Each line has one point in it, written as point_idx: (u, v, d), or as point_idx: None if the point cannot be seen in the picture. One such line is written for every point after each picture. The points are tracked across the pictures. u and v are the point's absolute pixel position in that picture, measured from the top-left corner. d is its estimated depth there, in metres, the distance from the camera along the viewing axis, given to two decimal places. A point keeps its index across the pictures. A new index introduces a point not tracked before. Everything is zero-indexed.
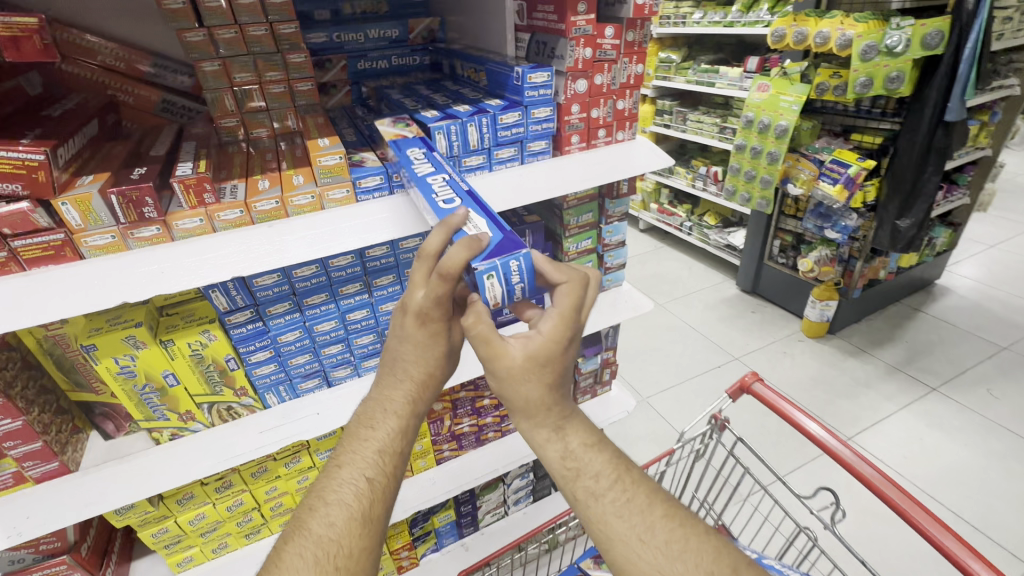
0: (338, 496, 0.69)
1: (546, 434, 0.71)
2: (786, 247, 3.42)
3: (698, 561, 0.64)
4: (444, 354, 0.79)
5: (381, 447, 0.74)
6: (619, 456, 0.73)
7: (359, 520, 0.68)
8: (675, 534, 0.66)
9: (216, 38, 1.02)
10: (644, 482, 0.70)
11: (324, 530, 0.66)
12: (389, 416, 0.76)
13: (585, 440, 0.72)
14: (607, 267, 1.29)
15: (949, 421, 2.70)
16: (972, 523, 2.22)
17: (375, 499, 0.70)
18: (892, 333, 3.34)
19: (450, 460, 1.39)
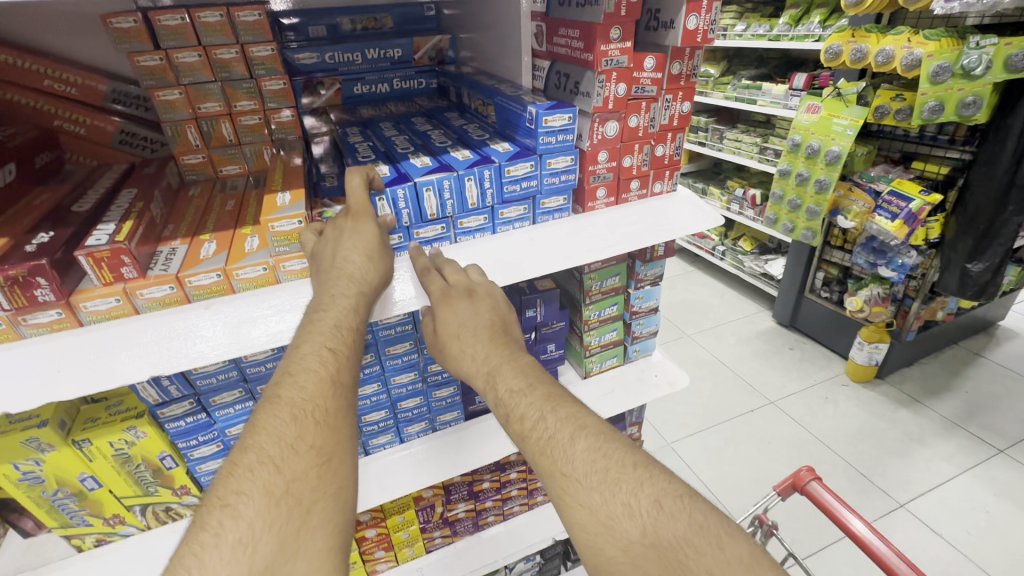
0: (302, 361, 0.57)
1: (482, 385, 0.66)
2: (830, 280, 3.13)
3: (616, 491, 0.51)
4: (381, 244, 0.70)
5: (337, 321, 0.62)
6: (551, 394, 0.60)
7: (330, 383, 0.57)
8: (596, 463, 0.53)
9: (175, 63, 0.85)
10: (571, 418, 0.57)
11: (291, 389, 0.55)
12: (340, 295, 0.64)
13: (512, 386, 0.62)
14: (635, 336, 1.08)
15: (1019, 491, 2.36)
16: None
17: (342, 361, 0.59)
18: (949, 381, 3.00)
19: (441, 547, 1.20)
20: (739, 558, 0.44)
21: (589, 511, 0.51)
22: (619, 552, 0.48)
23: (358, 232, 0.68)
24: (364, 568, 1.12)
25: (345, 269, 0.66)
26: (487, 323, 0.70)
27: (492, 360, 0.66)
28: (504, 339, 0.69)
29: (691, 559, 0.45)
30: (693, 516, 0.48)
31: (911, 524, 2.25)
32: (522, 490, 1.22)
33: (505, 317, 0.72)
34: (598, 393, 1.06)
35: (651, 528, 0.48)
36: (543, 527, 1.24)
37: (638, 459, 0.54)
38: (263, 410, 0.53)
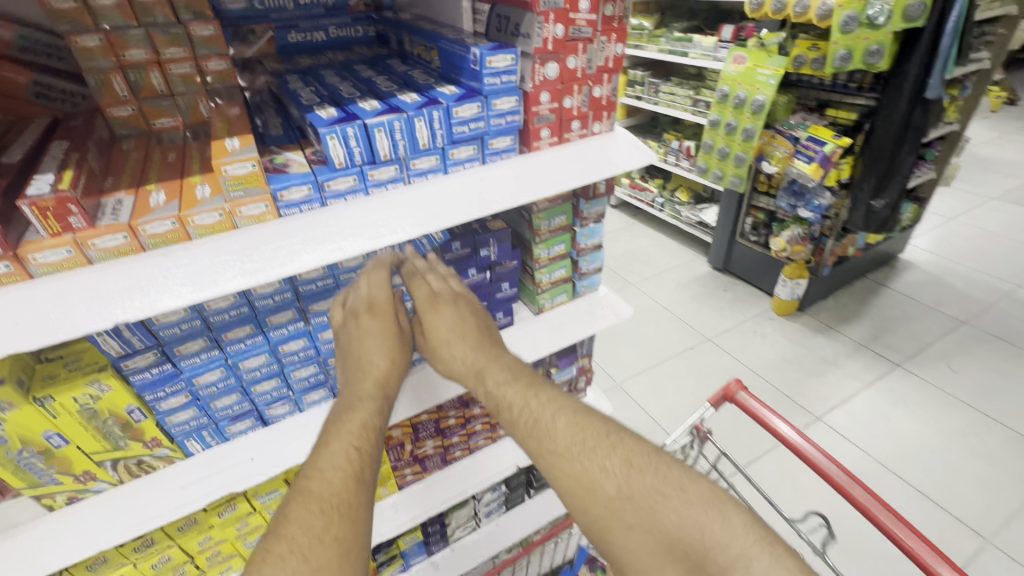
0: (327, 458, 0.66)
1: (472, 382, 0.82)
2: (758, 224, 3.39)
3: (593, 457, 0.67)
4: (398, 339, 0.83)
5: (364, 422, 0.72)
6: (530, 383, 0.78)
7: (354, 478, 0.65)
8: (575, 438, 0.69)
9: (91, 6, 0.79)
10: (550, 401, 0.74)
11: (320, 485, 0.63)
12: (366, 397, 0.76)
13: (498, 378, 0.79)
14: (583, 272, 1.16)
15: (912, 397, 2.75)
16: (933, 499, 2.27)
17: (364, 455, 0.68)
18: (858, 309, 3.37)
19: (412, 483, 1.27)
20: (698, 496, 0.62)
21: (574, 479, 0.66)
22: (603, 506, 0.64)
23: (378, 338, 0.81)
24: None
25: (371, 370, 0.79)
26: (472, 332, 0.85)
27: (478, 361, 0.82)
28: (486, 346, 0.84)
29: (659, 503, 0.62)
30: (657, 470, 0.65)
31: (825, 433, 2.57)
32: (486, 425, 1.31)
33: (485, 330, 0.86)
34: (551, 327, 1.15)
35: (624, 484, 0.64)
36: (507, 456, 1.34)
37: (611, 427, 0.71)
38: (295, 504, 0.61)
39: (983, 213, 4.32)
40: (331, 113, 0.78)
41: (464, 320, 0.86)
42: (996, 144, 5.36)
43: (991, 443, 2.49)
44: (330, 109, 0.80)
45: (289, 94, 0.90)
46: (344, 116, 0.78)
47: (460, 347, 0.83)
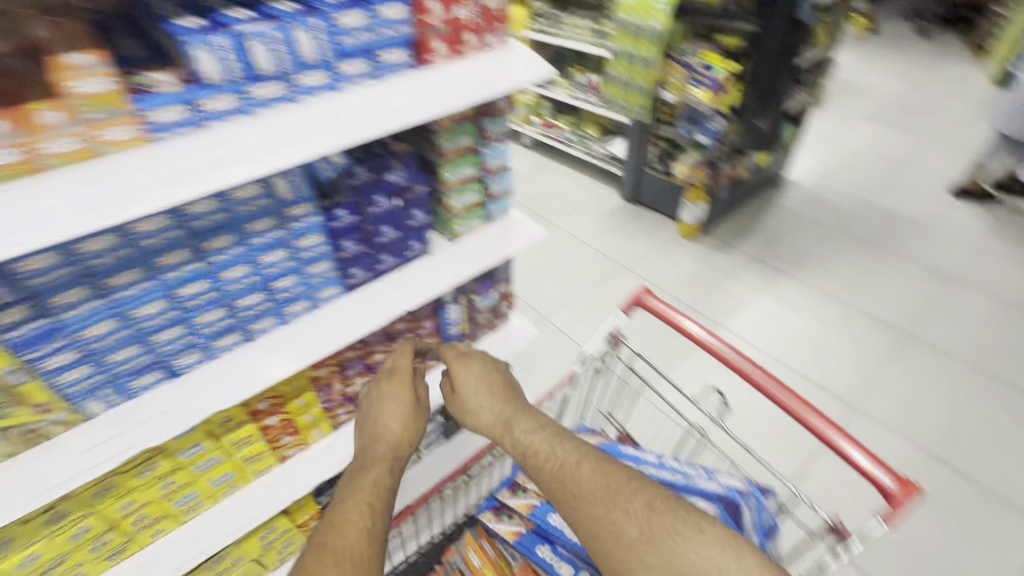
0: (344, 516, 0.78)
1: (499, 431, 0.97)
2: (662, 154, 3.57)
3: (616, 501, 0.79)
4: (413, 405, 1.00)
5: (377, 482, 0.86)
6: (557, 431, 0.91)
7: (367, 534, 0.76)
8: (598, 480, 0.82)
9: None
10: (575, 448, 0.87)
11: (335, 538, 0.74)
12: (379, 459, 0.92)
13: (525, 427, 0.93)
14: (493, 195, 1.18)
15: (795, 298, 3.14)
16: (811, 379, 2.66)
17: (375, 508, 0.81)
18: (751, 226, 3.72)
19: (347, 424, 1.29)
20: (714, 537, 0.73)
21: (598, 521, 0.78)
22: (625, 547, 0.76)
23: (401, 408, 1.00)
24: (274, 455, 1.17)
25: (392, 435, 0.96)
26: (495, 390, 1.01)
27: (506, 413, 0.97)
28: (512, 402, 0.99)
29: (678, 544, 0.73)
30: (677, 512, 0.77)
31: (726, 337, 2.89)
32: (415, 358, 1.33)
33: (512, 390, 1.02)
34: (466, 252, 1.17)
35: (646, 527, 0.76)
36: None
37: (631, 473, 0.83)
38: (312, 556, 0.72)
39: (850, 132, 4.84)
40: (194, 23, 0.70)
41: (488, 380, 1.03)
42: (861, 69, 5.93)
43: (855, 328, 2.94)
44: (193, 18, 0.71)
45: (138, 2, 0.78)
46: (209, 24, 0.70)
47: (488, 402, 0.99)
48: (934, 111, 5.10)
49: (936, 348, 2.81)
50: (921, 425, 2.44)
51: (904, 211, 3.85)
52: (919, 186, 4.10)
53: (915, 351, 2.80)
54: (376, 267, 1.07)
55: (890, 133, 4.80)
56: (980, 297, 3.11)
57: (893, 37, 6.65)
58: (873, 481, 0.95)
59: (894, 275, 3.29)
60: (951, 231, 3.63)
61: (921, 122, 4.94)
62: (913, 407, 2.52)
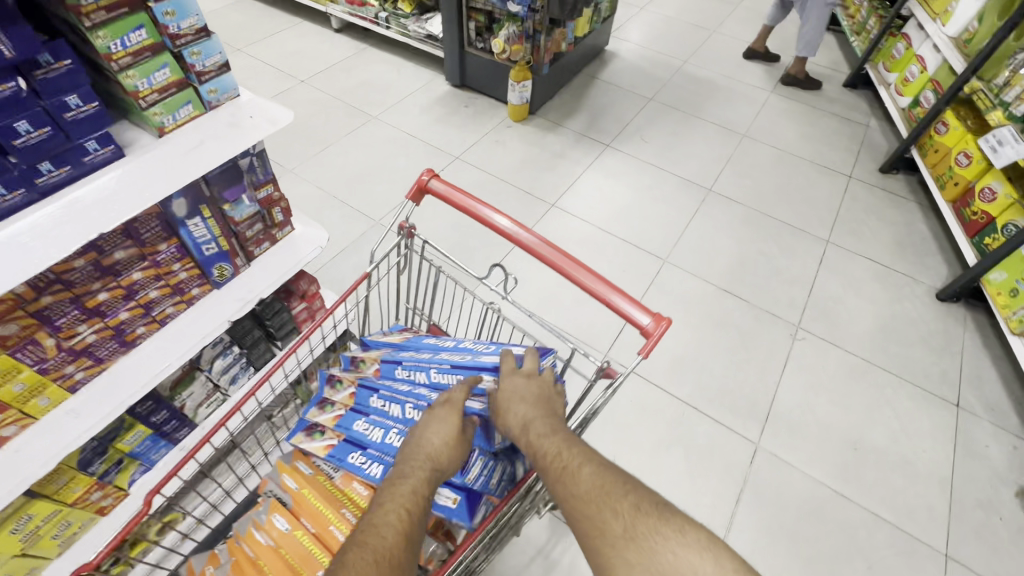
0: (384, 517, 0.78)
1: (517, 432, 0.93)
2: (481, 29, 3.35)
3: (608, 502, 0.77)
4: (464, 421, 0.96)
5: (413, 487, 0.84)
6: (569, 437, 0.88)
7: (403, 538, 0.76)
8: (596, 483, 0.79)
9: None
10: (581, 452, 0.85)
11: (374, 541, 0.74)
12: (419, 463, 0.88)
13: (542, 429, 0.90)
14: (200, 73, 0.92)
15: (618, 169, 3.31)
16: (632, 243, 2.91)
17: (412, 519, 0.79)
18: (577, 103, 3.74)
19: (91, 381, 1.06)
20: (694, 540, 0.71)
21: (588, 522, 0.76)
22: (608, 545, 0.73)
23: (450, 424, 0.93)
24: None
25: (435, 447, 0.91)
26: (531, 390, 0.97)
27: (528, 415, 0.93)
28: (540, 403, 0.95)
29: (659, 543, 0.71)
30: (663, 513, 0.75)
31: (558, 216, 2.99)
32: (166, 289, 1.11)
33: (543, 390, 0.98)
34: (183, 149, 0.93)
35: (631, 525, 0.74)
36: (214, 315, 1.19)
37: (624, 477, 0.81)
38: (354, 551, 0.73)
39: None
40: None
41: (530, 380, 0.99)
42: None
43: (668, 190, 3.22)
44: None
45: None
46: None
47: (522, 404, 0.95)
48: None
49: (729, 199, 3.22)
50: (717, 267, 2.85)
51: (708, 76, 4.15)
52: (720, 51, 4.41)
53: (714, 204, 3.17)
54: (34, 181, 0.80)
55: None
56: (763, 149, 3.57)
57: None
58: (630, 321, 1.04)
59: (698, 137, 3.61)
60: (743, 92, 4.02)
61: None
62: (710, 253, 2.91)
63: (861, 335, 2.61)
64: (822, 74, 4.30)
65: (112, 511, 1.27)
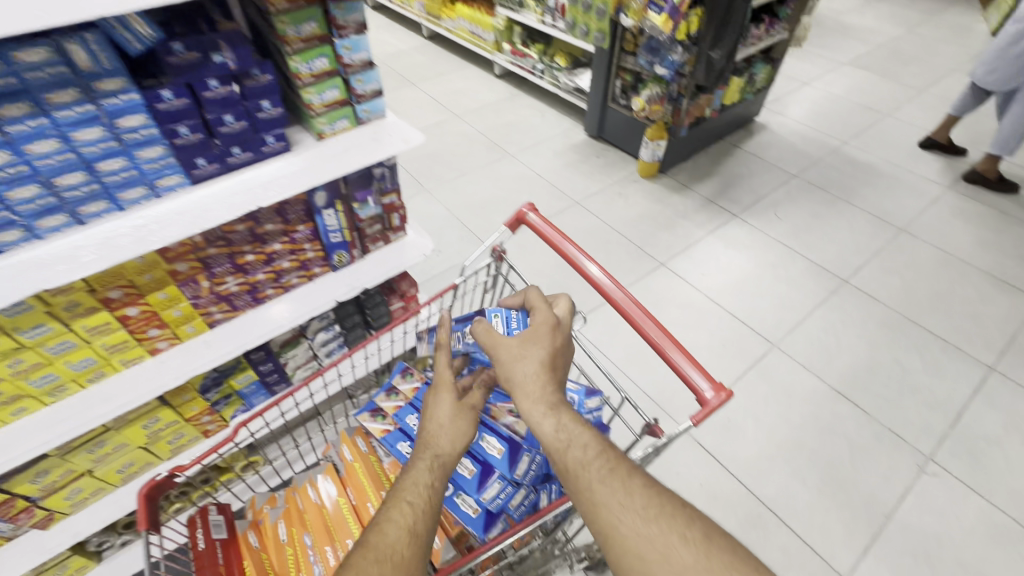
0: (387, 513, 0.79)
1: (541, 406, 0.83)
2: (627, 88, 3.46)
3: (671, 523, 0.73)
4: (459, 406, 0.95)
5: (416, 479, 0.84)
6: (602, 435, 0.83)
7: (410, 532, 0.77)
8: (652, 499, 0.75)
9: None
10: (628, 460, 0.80)
11: (377, 537, 0.76)
12: (418, 456, 0.88)
13: (575, 416, 0.83)
14: (359, 95, 1.14)
15: (741, 241, 3.15)
16: (741, 319, 2.72)
17: (418, 510, 0.80)
18: (712, 168, 3.66)
19: (225, 322, 1.32)
20: None
21: (647, 540, 0.71)
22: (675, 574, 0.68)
23: (448, 403, 0.95)
24: (142, 348, 1.20)
25: (437, 430, 0.91)
26: (543, 359, 0.88)
27: (554, 396, 0.85)
28: (557, 377, 0.88)
29: None
30: (736, 549, 0.71)
31: (666, 276, 2.93)
32: (295, 263, 1.34)
33: (557, 358, 0.90)
34: (333, 152, 1.14)
35: (702, 557, 0.69)
36: (325, 292, 1.40)
37: (680, 498, 0.77)
38: (361, 550, 0.75)
39: (833, 77, 4.66)
40: None
41: (538, 344, 0.89)
42: (859, 11, 5.66)
43: (794, 273, 2.97)
44: None
45: None
46: None
47: (538, 366, 0.87)
48: (925, 59, 4.92)
49: (868, 295, 2.87)
50: (836, 366, 2.53)
51: (869, 161, 3.79)
52: (890, 136, 4.02)
53: (847, 297, 2.85)
54: (227, 160, 1.05)
55: (875, 80, 4.63)
56: (924, 249, 3.14)
57: None
58: (690, 386, 1.00)
59: (843, 223, 3.29)
60: (911, 183, 3.60)
61: (908, 71, 4.77)
62: (831, 349, 2.61)
63: (1018, 490, 2.12)
64: (1022, 176, 3.68)
65: (215, 436, 1.52)
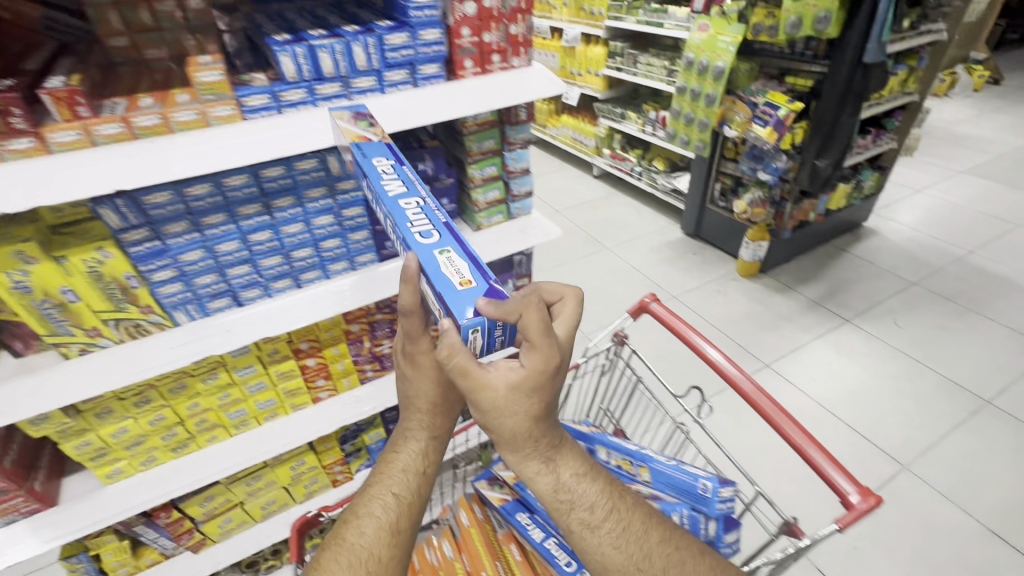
0: (367, 509, 0.84)
1: (540, 463, 0.79)
2: (726, 190, 3.56)
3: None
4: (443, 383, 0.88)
5: (404, 465, 0.89)
6: (608, 483, 0.83)
7: (389, 531, 0.83)
8: (672, 558, 0.80)
9: None
10: (639, 510, 0.83)
11: (355, 536, 0.81)
12: (410, 437, 0.91)
13: (575, 471, 0.81)
14: (515, 195, 1.35)
15: (856, 348, 2.96)
16: (862, 433, 2.49)
17: (399, 506, 0.85)
18: (818, 271, 3.56)
19: (373, 380, 1.50)
20: None
21: None
22: None
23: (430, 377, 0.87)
24: (309, 395, 1.39)
25: (426, 408, 0.90)
26: (535, 413, 0.73)
27: (549, 450, 0.79)
28: (549, 425, 0.77)
29: None
30: None
31: (772, 378, 2.80)
32: None
33: (552, 403, 0.74)
34: (489, 240, 1.33)
35: None
36: None
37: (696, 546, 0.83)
38: (339, 541, 0.81)
39: (949, 185, 4.49)
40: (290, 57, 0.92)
41: (530, 396, 0.72)
42: (973, 121, 5.52)
43: (922, 387, 2.71)
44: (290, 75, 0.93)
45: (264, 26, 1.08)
46: (305, 49, 0.92)
47: (525, 420, 0.73)
48: None
49: (1018, 420, 2.53)
50: (985, 499, 2.20)
51: (1003, 272, 3.50)
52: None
53: (992, 421, 2.53)
54: None
55: (999, 188, 4.39)
56: None
57: (1005, 90, 6.22)
58: (832, 487, 0.98)
59: (977, 338, 3.00)
60: None
61: None
62: (977, 478, 2.28)
63: None
64: None
65: (342, 486, 1.65)
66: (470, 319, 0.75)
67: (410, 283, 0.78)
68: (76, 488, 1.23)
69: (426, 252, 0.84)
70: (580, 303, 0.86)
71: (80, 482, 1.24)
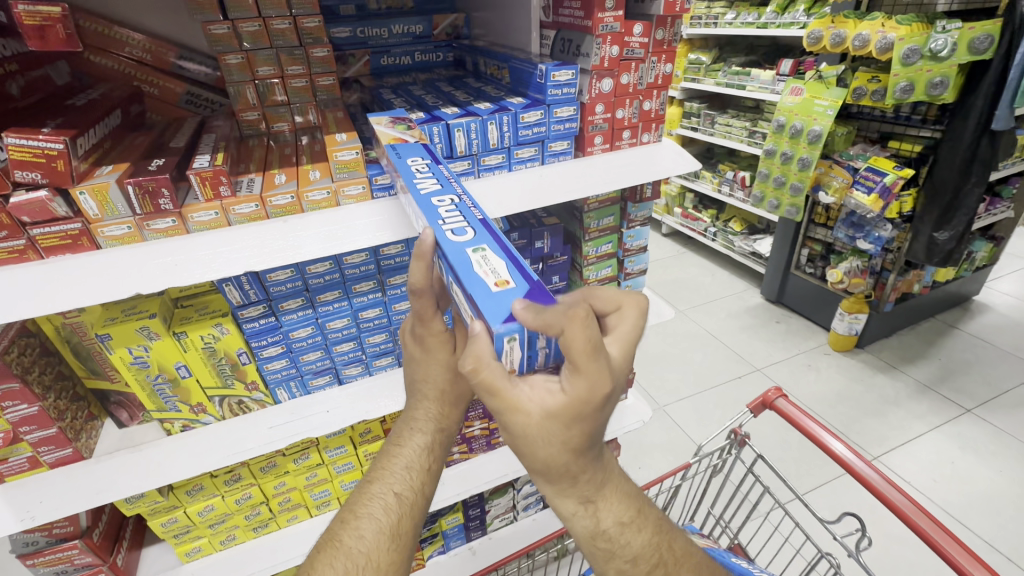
0: (364, 509, 0.73)
1: (574, 508, 0.60)
2: (814, 256, 3.32)
3: None
4: (452, 369, 0.79)
5: (408, 461, 0.80)
6: (659, 526, 0.66)
7: (389, 536, 0.71)
8: None
9: (224, 65, 0.97)
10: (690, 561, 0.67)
11: (350, 539, 0.70)
12: (414, 428, 0.80)
13: (621, 518, 0.62)
14: (628, 272, 1.24)
15: (983, 445, 2.56)
16: (1006, 554, 2.09)
17: (401, 507, 0.74)
18: (925, 350, 3.19)
19: (459, 462, 1.39)
20: None
21: None
22: None
23: (444, 362, 0.78)
24: None
25: (434, 395, 0.80)
26: (575, 446, 0.55)
27: (589, 491, 0.59)
28: (591, 460, 0.58)
29: None
30: None
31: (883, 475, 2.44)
32: None
33: (597, 437, 0.56)
34: None
35: None
36: None
37: None
38: (331, 547, 0.69)
39: None
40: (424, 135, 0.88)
41: (570, 426, 0.53)
42: None
43: None
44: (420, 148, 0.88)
45: (387, 103, 1.08)
46: (441, 128, 0.89)
47: (561, 450, 0.55)
48: None
49: None
50: None
51: None
52: None
53: None
54: None
55: None
56: None
57: None
58: None
59: None
60: None
61: None
62: None
63: None
64: None
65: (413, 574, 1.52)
66: (505, 325, 0.56)
67: (424, 263, 0.67)
68: (153, 562, 1.16)
69: (455, 247, 0.68)
70: (644, 316, 0.60)
71: (157, 555, 1.18)
